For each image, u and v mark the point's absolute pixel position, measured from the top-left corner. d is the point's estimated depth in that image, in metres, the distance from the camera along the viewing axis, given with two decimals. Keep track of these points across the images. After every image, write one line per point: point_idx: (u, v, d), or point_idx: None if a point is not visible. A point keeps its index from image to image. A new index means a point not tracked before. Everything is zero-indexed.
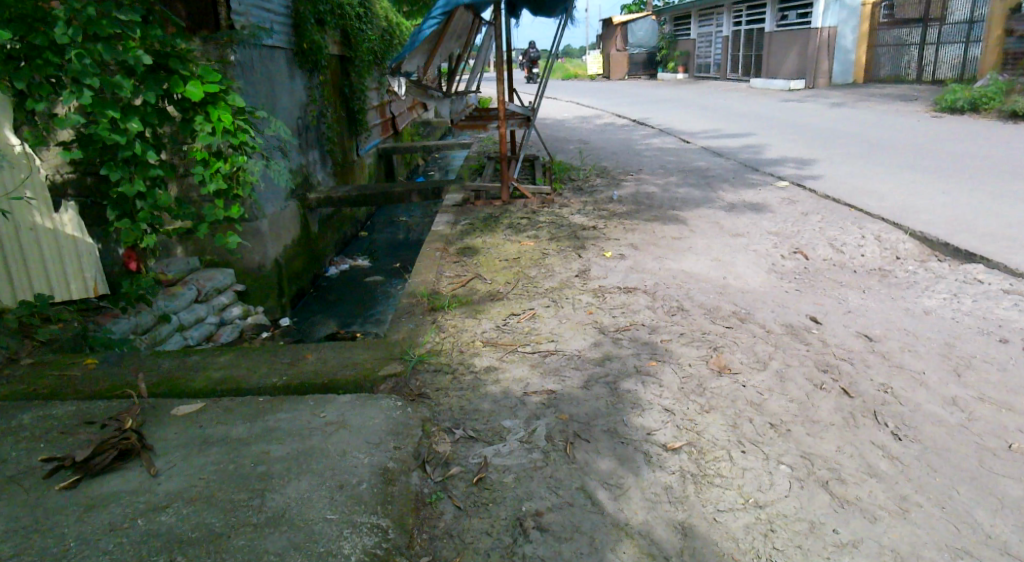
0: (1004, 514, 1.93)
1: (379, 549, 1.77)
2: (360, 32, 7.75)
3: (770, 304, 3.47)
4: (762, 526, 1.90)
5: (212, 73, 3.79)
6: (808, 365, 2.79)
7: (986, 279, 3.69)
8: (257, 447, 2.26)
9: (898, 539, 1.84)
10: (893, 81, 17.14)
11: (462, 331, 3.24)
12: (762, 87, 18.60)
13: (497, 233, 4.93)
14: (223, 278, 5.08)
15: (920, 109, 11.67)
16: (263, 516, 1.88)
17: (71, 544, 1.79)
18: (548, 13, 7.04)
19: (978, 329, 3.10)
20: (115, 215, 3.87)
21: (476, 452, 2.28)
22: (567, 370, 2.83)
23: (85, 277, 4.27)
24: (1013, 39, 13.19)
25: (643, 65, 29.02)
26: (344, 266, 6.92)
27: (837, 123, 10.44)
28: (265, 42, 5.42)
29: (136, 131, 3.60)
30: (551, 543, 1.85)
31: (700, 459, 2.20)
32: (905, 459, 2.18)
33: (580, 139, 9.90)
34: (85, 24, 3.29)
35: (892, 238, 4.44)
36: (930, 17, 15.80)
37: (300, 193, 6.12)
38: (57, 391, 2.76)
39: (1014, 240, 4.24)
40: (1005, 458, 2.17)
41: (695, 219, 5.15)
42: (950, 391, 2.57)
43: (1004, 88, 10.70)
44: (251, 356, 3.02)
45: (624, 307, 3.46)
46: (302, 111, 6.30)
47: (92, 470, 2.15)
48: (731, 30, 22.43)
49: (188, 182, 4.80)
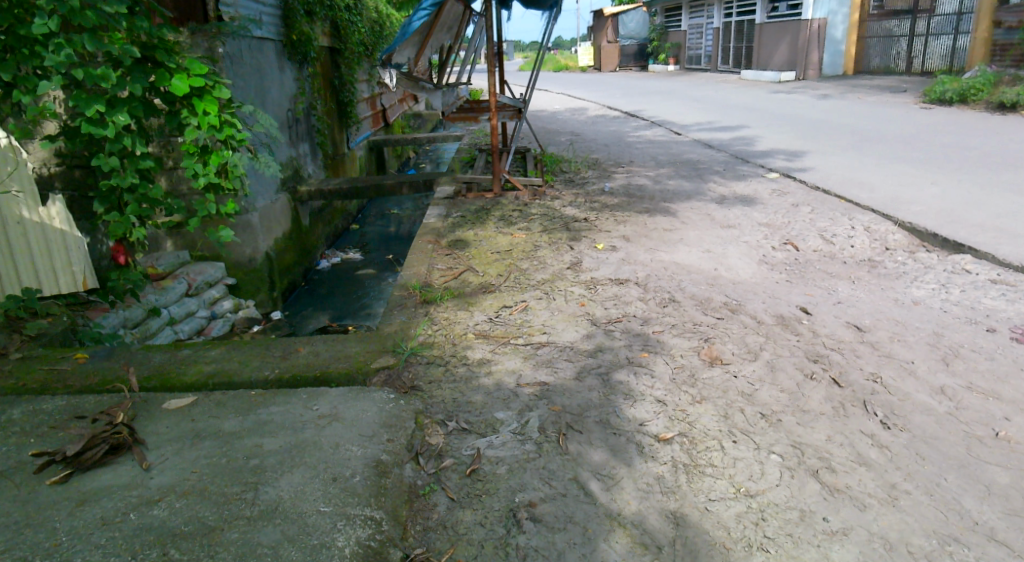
0: (992, 501, 1.95)
1: (373, 542, 1.77)
2: (351, 24, 7.70)
3: (761, 295, 3.49)
4: (754, 514, 1.92)
5: (197, 67, 3.73)
6: (799, 355, 2.81)
7: (974, 270, 3.73)
8: (250, 441, 2.25)
9: (887, 527, 1.86)
10: (883, 72, 17.19)
11: (454, 323, 3.25)
12: (753, 79, 18.65)
13: (489, 225, 4.93)
14: (213, 271, 5.04)
15: (908, 101, 11.74)
16: (257, 510, 1.88)
17: (63, 538, 1.79)
18: (537, 6, 7.04)
19: (967, 319, 3.13)
20: (102, 209, 3.86)
21: (470, 444, 2.29)
22: (559, 361, 2.84)
23: (74, 271, 4.23)
24: (1002, 30, 13.27)
25: (634, 57, 28.97)
26: (336, 260, 6.89)
27: (828, 114, 10.46)
28: (254, 34, 5.37)
29: (123, 123, 3.53)
30: (545, 534, 1.86)
31: (693, 449, 2.21)
32: (893, 448, 2.20)
33: (573, 130, 9.88)
34: (68, 14, 3.17)
35: (882, 229, 4.48)
36: (919, 8, 15.84)
37: (290, 185, 6.08)
38: (46, 386, 2.73)
39: (1002, 231, 4.27)
40: (992, 446, 2.20)
41: (687, 211, 5.17)
42: (939, 380, 2.60)
43: (992, 80, 10.77)
44: (242, 350, 3.01)
45: (616, 299, 3.48)
46: (293, 103, 6.25)
47: (83, 465, 2.14)
48: (722, 22, 22.46)
49: (178, 175, 4.75)
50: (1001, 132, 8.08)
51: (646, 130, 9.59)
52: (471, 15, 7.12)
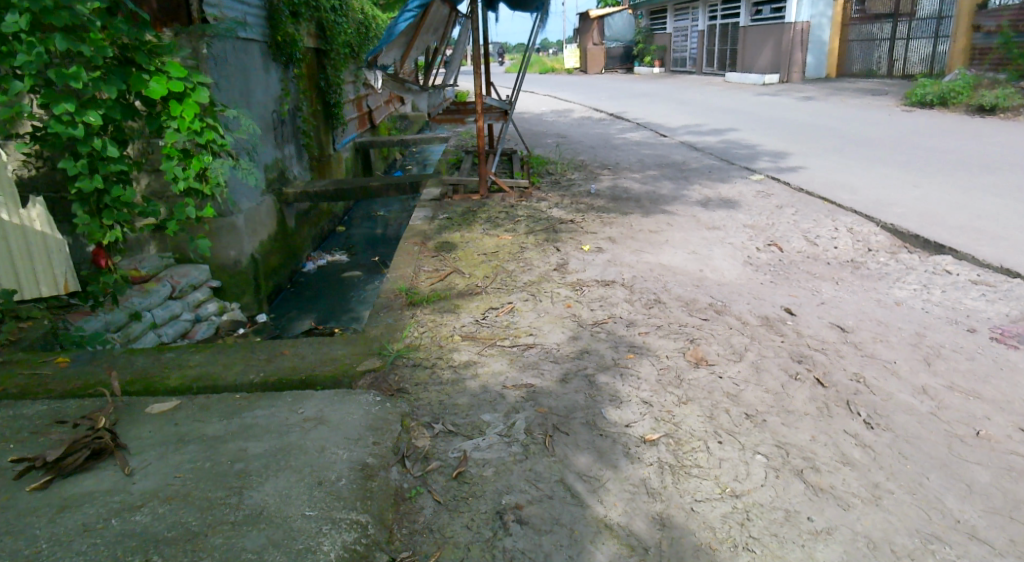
0: (972, 500, 1.98)
1: (358, 546, 1.76)
2: (337, 25, 7.65)
3: (746, 296, 3.52)
4: (740, 515, 1.93)
5: (176, 71, 3.72)
6: (783, 355, 2.84)
7: (955, 270, 3.79)
8: (235, 445, 2.23)
9: (870, 526, 1.88)
10: (864, 75, 17.43)
11: (440, 325, 3.24)
12: (737, 81, 18.81)
13: (474, 227, 4.93)
14: (198, 274, 4.98)
15: (890, 104, 11.90)
16: (241, 514, 1.86)
17: (44, 546, 1.76)
18: (524, 7, 7.06)
19: (948, 319, 3.17)
20: (82, 212, 3.78)
21: (456, 446, 2.28)
22: (544, 364, 2.85)
23: (55, 273, 4.19)
24: (980, 34, 13.43)
25: (620, 59, 29.25)
26: (322, 262, 6.86)
27: (813, 117, 10.48)
28: (240, 34, 5.34)
29: (93, 125, 3.45)
30: (531, 536, 1.86)
31: (678, 450, 2.23)
32: (877, 447, 2.23)
33: (558, 133, 9.88)
34: (41, 13, 3.13)
35: (864, 231, 4.53)
36: (900, 12, 16.04)
37: (276, 187, 6.04)
38: (27, 391, 2.69)
39: (983, 232, 4.33)
40: (973, 445, 2.23)
41: (672, 212, 5.20)
42: (920, 380, 2.63)
43: (972, 82, 10.92)
44: (227, 353, 2.99)
45: (603, 300, 3.49)
46: (277, 104, 6.20)
47: (64, 471, 2.11)
48: (707, 24, 22.63)
49: (162, 176, 4.70)
50: (981, 135, 8.21)
51: (632, 132, 9.64)
52: (458, 17, 7.11)
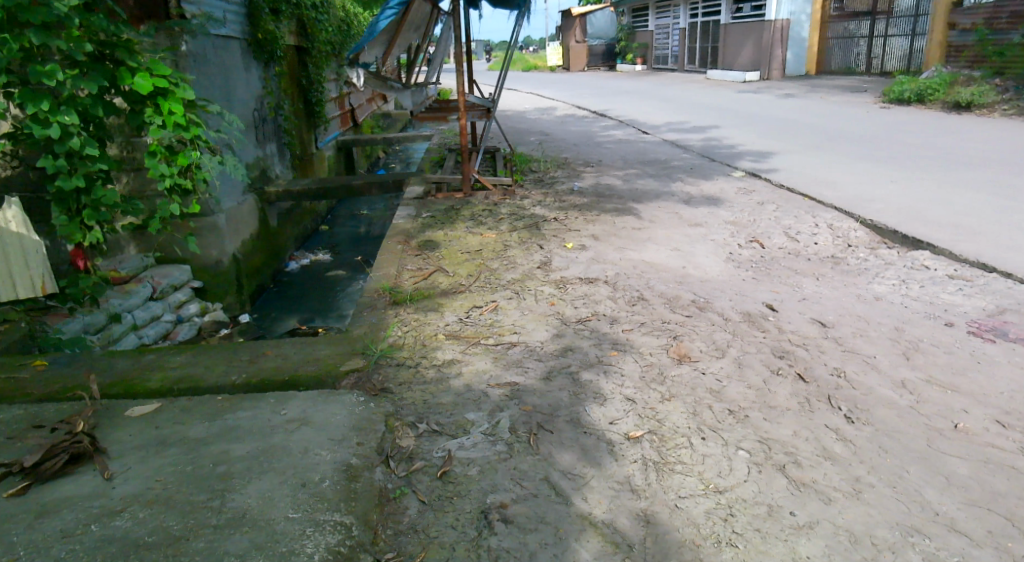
0: (951, 492, 2.01)
1: (343, 547, 1.75)
2: (318, 22, 7.58)
3: (729, 293, 3.55)
4: (723, 511, 1.95)
5: (161, 66, 3.70)
6: (765, 351, 2.87)
7: (932, 265, 3.84)
8: (217, 447, 2.21)
9: (852, 520, 1.90)
10: (844, 72, 17.63)
11: (424, 324, 3.23)
12: (718, 78, 18.94)
13: (458, 225, 4.92)
14: (179, 275, 4.92)
15: (868, 101, 12.04)
16: (224, 517, 1.84)
17: (21, 553, 1.72)
18: (506, 5, 7.04)
19: (926, 314, 3.22)
20: (60, 213, 3.71)
21: (440, 446, 2.28)
22: (529, 362, 2.85)
23: (31, 273, 4.05)
24: (957, 32, 13.49)
25: (603, 56, 29.39)
26: (305, 261, 6.81)
27: (793, 114, 10.59)
28: (219, 32, 5.27)
29: (71, 123, 3.40)
30: (517, 534, 1.86)
31: (662, 447, 2.24)
32: (858, 441, 2.25)
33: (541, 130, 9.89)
34: (17, 9, 3.09)
35: (844, 227, 4.59)
36: (878, 10, 16.21)
37: (258, 186, 5.98)
38: (3, 395, 2.64)
39: (960, 228, 4.40)
40: (951, 437, 2.27)
41: (655, 209, 5.23)
42: (900, 374, 2.67)
43: (948, 80, 11.09)
44: (209, 354, 2.96)
45: (586, 298, 3.50)
46: (258, 103, 6.13)
47: (41, 476, 2.08)
48: (688, 22, 22.78)
49: (141, 176, 4.63)
50: (957, 132, 8.34)
51: (615, 129, 9.67)
52: (440, 14, 7.08)
